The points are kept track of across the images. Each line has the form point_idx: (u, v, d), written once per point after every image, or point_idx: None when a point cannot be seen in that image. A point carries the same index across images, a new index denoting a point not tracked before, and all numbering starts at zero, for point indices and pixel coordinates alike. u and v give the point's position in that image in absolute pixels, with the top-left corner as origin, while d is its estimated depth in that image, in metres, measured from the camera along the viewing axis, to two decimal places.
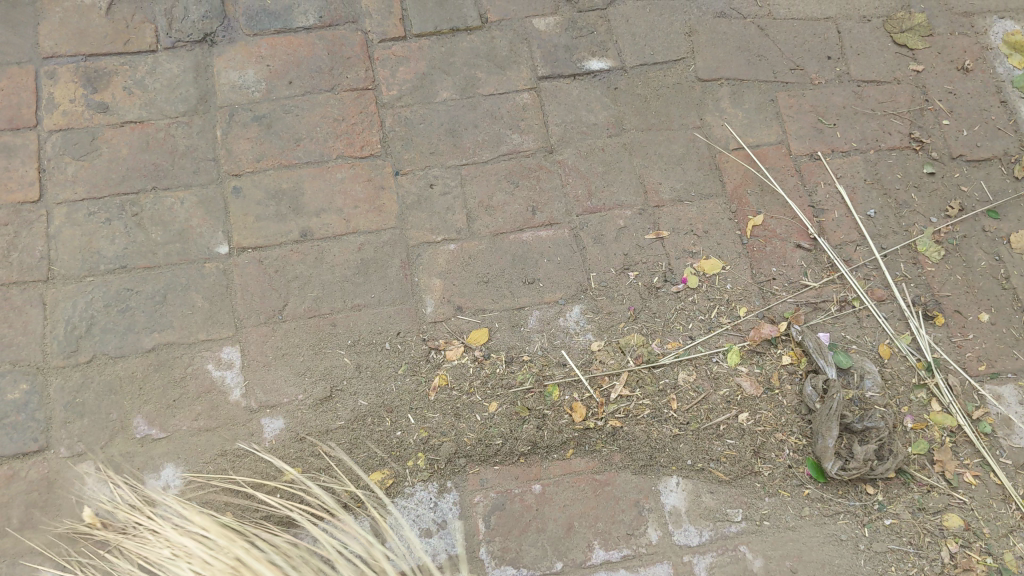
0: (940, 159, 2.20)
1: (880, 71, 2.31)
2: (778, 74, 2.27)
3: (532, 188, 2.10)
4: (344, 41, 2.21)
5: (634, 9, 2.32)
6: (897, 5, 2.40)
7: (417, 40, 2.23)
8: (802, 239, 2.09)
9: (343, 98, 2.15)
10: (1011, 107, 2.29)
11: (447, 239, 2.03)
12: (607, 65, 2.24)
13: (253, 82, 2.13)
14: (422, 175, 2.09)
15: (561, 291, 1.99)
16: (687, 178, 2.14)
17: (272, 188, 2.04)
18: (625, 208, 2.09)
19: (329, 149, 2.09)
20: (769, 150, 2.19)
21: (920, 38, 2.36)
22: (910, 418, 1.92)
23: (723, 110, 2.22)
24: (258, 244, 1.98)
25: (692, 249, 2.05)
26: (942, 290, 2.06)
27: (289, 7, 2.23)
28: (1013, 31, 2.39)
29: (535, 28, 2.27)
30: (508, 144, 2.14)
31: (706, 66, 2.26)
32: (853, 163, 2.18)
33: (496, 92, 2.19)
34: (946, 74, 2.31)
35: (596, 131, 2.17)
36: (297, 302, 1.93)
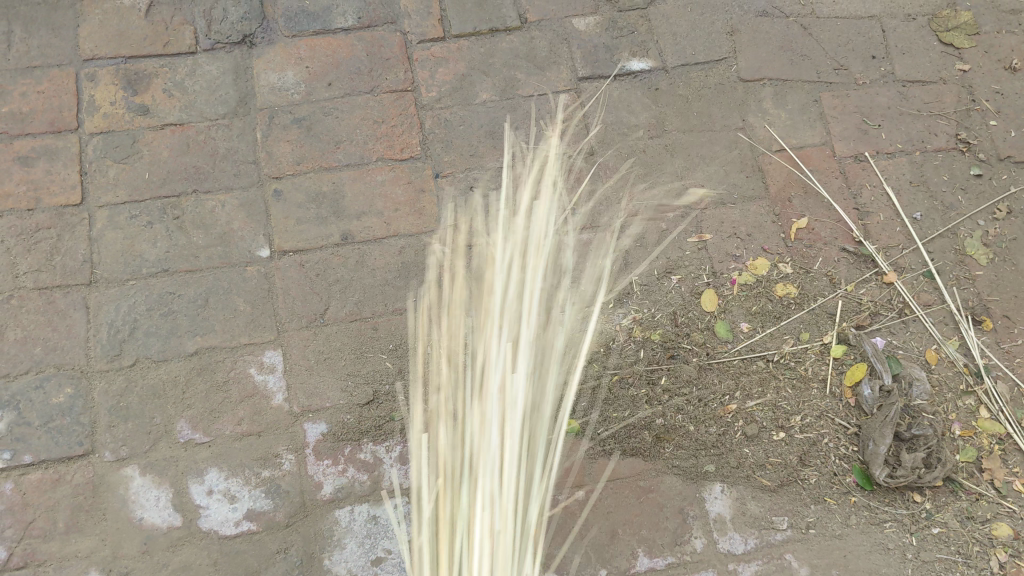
0: (987, 161, 2.17)
1: (925, 70, 2.27)
2: (822, 74, 2.24)
3: (572, 190, 2.08)
4: (383, 42, 2.20)
5: (675, 8, 2.29)
6: (941, 4, 2.36)
7: (455, 41, 2.21)
8: (847, 242, 2.06)
9: (382, 99, 2.14)
10: None
11: (488, 242, 2.01)
12: (648, 66, 2.22)
13: (292, 83, 2.13)
14: (463, 177, 2.07)
15: (603, 295, 1.97)
16: (730, 180, 2.11)
17: (312, 190, 2.03)
18: (667, 211, 2.07)
19: (369, 151, 2.08)
20: (813, 152, 2.16)
21: (966, 36, 2.32)
22: (958, 424, 1.87)
23: (765, 111, 2.19)
24: (299, 247, 1.97)
25: (737, 252, 2.03)
26: (990, 294, 2.02)
27: (328, 8, 2.22)
28: None
29: (575, 28, 2.25)
30: (549, 146, 2.12)
31: (748, 66, 2.23)
32: (898, 164, 2.15)
33: (536, 94, 2.17)
34: (993, 74, 2.27)
35: (638, 132, 2.15)
36: (339, 306, 1.92)
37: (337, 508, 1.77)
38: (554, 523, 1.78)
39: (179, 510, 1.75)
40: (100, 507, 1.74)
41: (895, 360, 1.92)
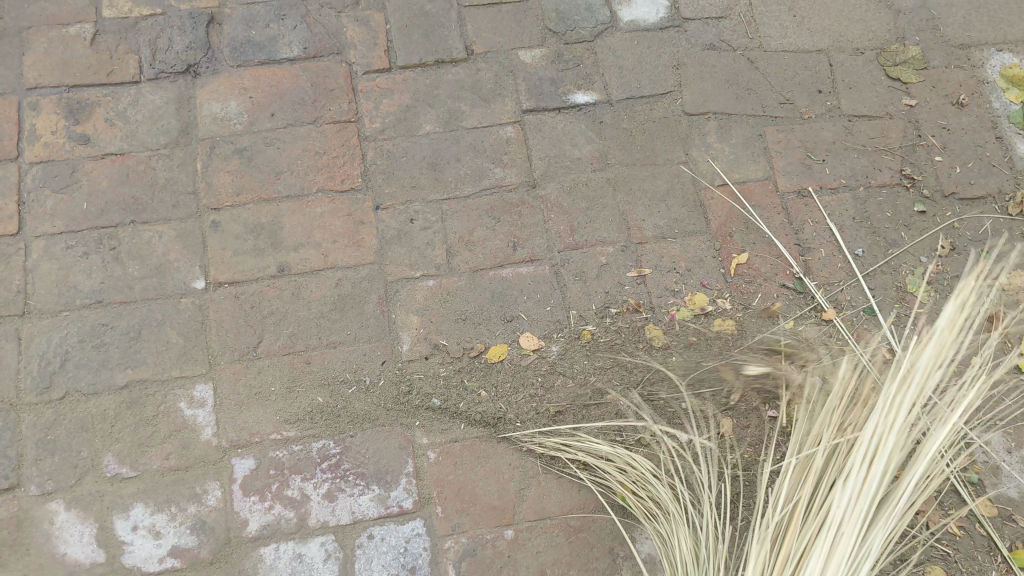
0: (932, 197, 2.17)
1: (872, 105, 2.27)
2: (767, 108, 2.25)
3: (512, 224, 2.07)
4: (327, 73, 2.20)
5: (622, 41, 2.30)
6: (890, 38, 2.38)
7: (401, 72, 2.21)
8: (787, 278, 2.06)
9: (324, 130, 2.13)
10: (1007, 143, 2.25)
11: (426, 275, 2.01)
12: (594, 98, 2.22)
13: (235, 114, 2.13)
14: (403, 209, 2.07)
15: (540, 331, 1.96)
16: (671, 215, 2.11)
17: (250, 222, 2.02)
18: (608, 245, 2.07)
19: (309, 183, 2.07)
20: (755, 187, 2.16)
21: (914, 71, 2.33)
22: (893, 466, 1.88)
23: (709, 145, 2.20)
24: (234, 279, 1.96)
25: (675, 287, 2.03)
26: (930, 333, 2.02)
27: (274, 38, 2.22)
28: (1011, 64, 2.36)
29: (521, 60, 2.25)
30: (491, 178, 2.12)
31: (693, 100, 2.24)
32: (841, 201, 2.16)
33: (480, 125, 2.17)
34: (941, 109, 2.28)
35: (581, 166, 2.15)
36: (272, 339, 1.91)
37: (263, 545, 1.76)
38: (482, 563, 1.78)
39: (103, 546, 1.74)
40: (23, 543, 1.73)
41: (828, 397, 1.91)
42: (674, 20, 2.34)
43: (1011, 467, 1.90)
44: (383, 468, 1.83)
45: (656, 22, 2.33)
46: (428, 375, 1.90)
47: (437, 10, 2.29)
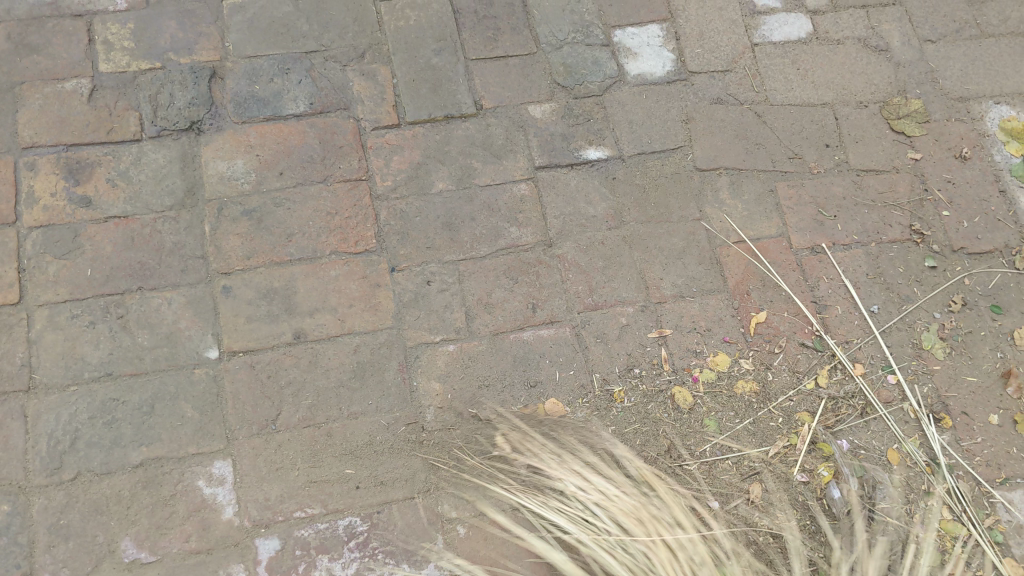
0: (941, 252, 2.21)
1: (879, 159, 2.30)
2: (777, 163, 2.26)
3: (531, 284, 2.04)
4: (335, 129, 2.14)
5: (630, 95, 2.29)
6: (893, 90, 2.41)
7: (410, 128, 2.17)
8: (806, 337, 2.08)
9: (335, 190, 2.08)
10: (1010, 197, 2.31)
11: (446, 339, 1.96)
12: (605, 154, 2.20)
13: (242, 173, 2.06)
14: (419, 271, 2.02)
15: (564, 395, 1.94)
16: (688, 274, 2.10)
17: (263, 286, 1.96)
18: (627, 305, 2.05)
19: (322, 245, 2.02)
20: (769, 244, 2.17)
21: (917, 124, 2.37)
22: (921, 526, 1.88)
23: (722, 201, 2.20)
24: (248, 348, 1.90)
25: (698, 347, 2.02)
26: (948, 389, 2.05)
27: (279, 92, 2.16)
28: (1008, 117, 2.42)
29: (531, 115, 2.23)
30: (506, 238, 2.08)
31: (704, 155, 2.24)
32: (854, 256, 2.18)
33: (493, 183, 2.14)
34: (945, 162, 2.33)
35: (596, 224, 2.12)
36: (291, 412, 1.85)
37: None
38: None
39: None
40: None
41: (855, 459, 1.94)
42: (681, 74, 2.34)
43: None
44: (410, 545, 1.78)
45: (663, 76, 2.33)
46: (459, 444, 1.87)
47: (444, 63, 2.26)
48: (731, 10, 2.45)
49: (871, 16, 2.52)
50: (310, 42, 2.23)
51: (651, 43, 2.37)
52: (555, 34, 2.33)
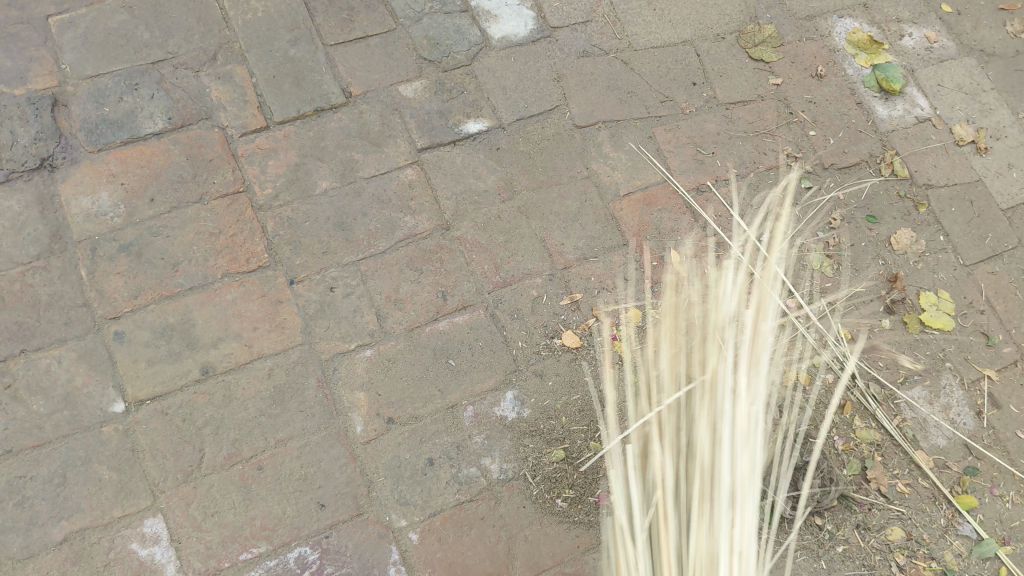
0: (814, 172, 2.26)
1: (744, 90, 2.34)
2: (650, 109, 2.27)
3: (436, 272, 2.01)
4: (201, 141, 2.02)
5: (498, 61, 2.24)
6: (746, 19, 2.44)
7: (281, 128, 2.07)
8: (707, 277, 2.11)
9: (214, 208, 1.96)
10: (868, 107, 2.37)
11: (361, 345, 1.90)
12: (485, 126, 2.17)
13: (109, 206, 1.92)
14: (320, 279, 1.95)
15: (490, 380, 1.92)
16: (587, 234, 2.11)
17: (157, 325, 1.85)
18: (533, 277, 2.04)
19: (212, 269, 1.91)
20: (657, 191, 2.19)
21: (773, 49, 2.41)
22: (839, 440, 1.97)
23: (606, 155, 2.20)
24: (155, 394, 1.80)
25: (608, 306, 2.04)
26: (842, 304, 2.13)
27: (133, 111, 2.01)
28: (854, 29, 2.48)
29: (403, 96, 2.16)
30: (402, 228, 2.03)
31: (581, 112, 2.23)
32: (737, 190, 2.22)
33: (378, 173, 2.07)
34: (804, 83, 2.37)
35: (488, 198, 2.10)
36: (216, 451, 1.77)
37: None
38: None
39: None
40: None
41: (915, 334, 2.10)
42: (544, 31, 2.31)
43: (937, 419, 2.04)
44: (368, 561, 1.73)
45: (526, 35, 2.30)
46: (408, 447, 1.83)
47: (302, 53, 2.15)
48: None
49: None
50: (155, 51, 2.08)
51: (508, 3, 2.33)
52: (412, 7, 2.26)
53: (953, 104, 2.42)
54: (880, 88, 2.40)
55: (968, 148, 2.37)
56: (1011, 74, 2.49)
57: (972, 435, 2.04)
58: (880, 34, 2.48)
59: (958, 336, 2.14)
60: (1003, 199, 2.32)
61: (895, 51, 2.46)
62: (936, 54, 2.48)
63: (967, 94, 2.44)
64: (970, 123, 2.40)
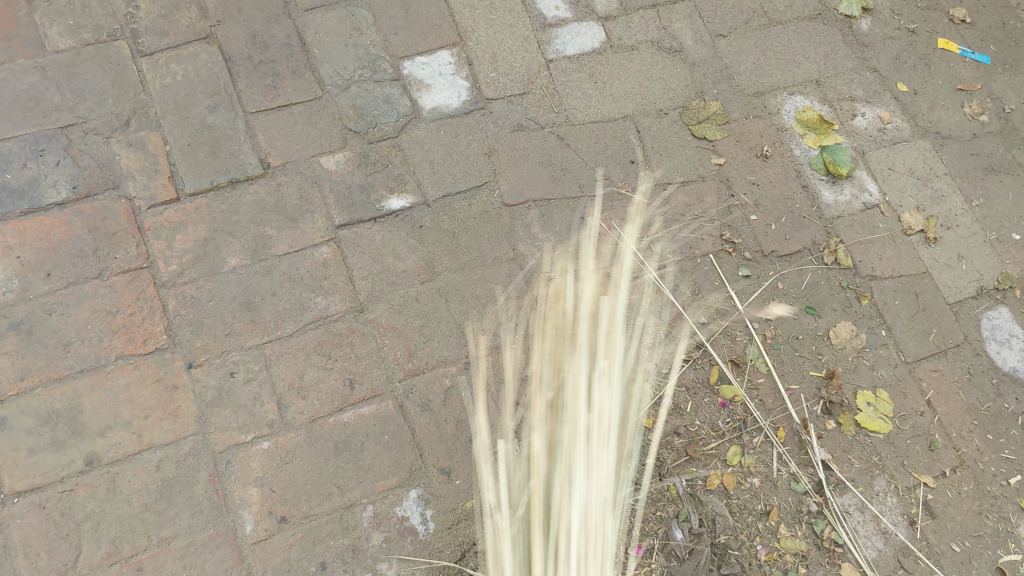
0: (753, 259, 2.17)
1: (684, 170, 2.26)
2: (585, 188, 2.19)
3: (346, 358, 1.91)
4: (106, 213, 1.94)
5: (427, 133, 2.18)
6: (691, 94, 2.37)
7: (191, 200, 1.99)
8: (633, 369, 2.00)
9: (114, 284, 1.89)
10: (813, 191, 2.29)
11: (258, 436, 1.81)
12: (409, 202, 2.09)
13: (2, 280, 1.84)
14: (220, 362, 1.86)
15: (395, 477, 1.83)
16: (509, 320, 2.01)
17: (43, 410, 1.77)
18: (449, 365, 1.95)
19: (106, 350, 1.83)
20: (586, 275, 2.10)
21: (717, 127, 2.33)
22: (762, 548, 1.82)
23: (534, 235, 2.11)
24: (35, 485, 1.71)
25: (525, 399, 1.94)
26: (774, 402, 2.01)
27: (36, 179, 1.94)
28: (804, 107, 2.40)
29: (324, 168, 2.09)
30: (313, 309, 1.94)
31: (511, 189, 2.15)
32: (670, 276, 2.13)
33: (291, 250, 1.99)
34: (748, 164, 2.29)
35: (407, 279, 2.01)
36: (93, 549, 1.68)
37: None
38: None
39: None
40: None
41: (884, 422, 2.02)
42: (478, 102, 2.26)
43: (868, 529, 1.90)
44: None
45: (460, 106, 2.24)
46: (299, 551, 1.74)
47: (220, 121, 2.09)
48: (521, 27, 2.40)
49: (661, 17, 2.49)
50: (65, 114, 2.01)
51: (442, 72, 2.28)
52: (341, 74, 2.22)
53: (903, 189, 2.34)
54: (827, 171, 2.32)
55: (916, 237, 2.28)
56: (966, 158, 2.41)
57: (929, 510, 1.95)
58: (831, 113, 2.41)
59: (897, 440, 2.01)
60: (950, 292, 2.23)
61: (845, 131, 2.39)
62: (889, 135, 2.41)
63: (919, 179, 2.36)
64: (920, 210, 2.32)
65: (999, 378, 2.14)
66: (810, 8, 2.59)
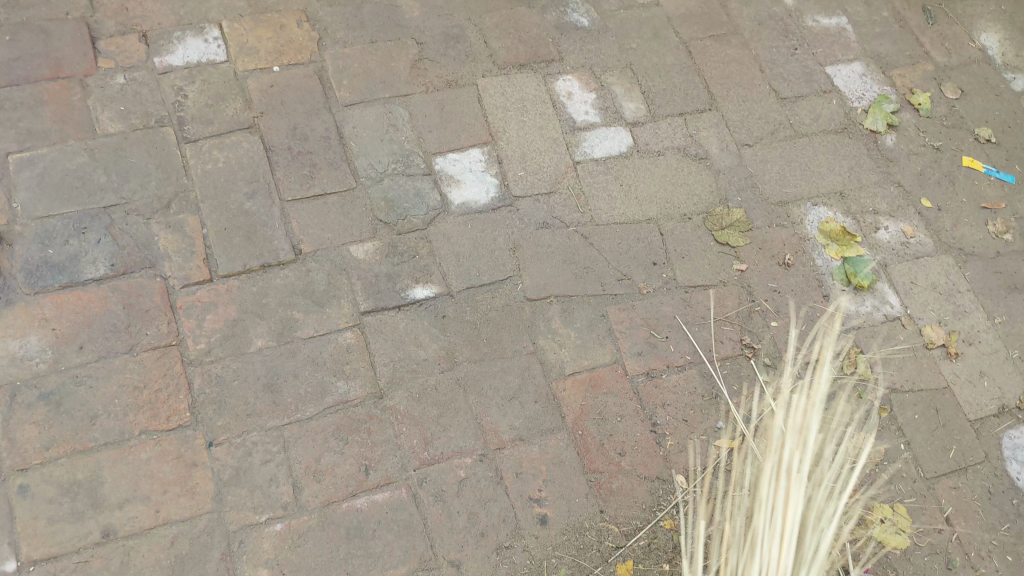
0: (773, 365, 2.18)
1: (706, 274, 2.29)
2: (607, 286, 2.23)
3: (363, 443, 1.93)
4: (141, 290, 2.01)
5: (455, 227, 2.25)
6: (715, 200, 2.43)
7: (223, 281, 2.06)
8: (648, 471, 2.00)
9: (142, 360, 1.93)
10: (834, 301, 2.31)
11: (271, 517, 1.82)
12: (433, 292, 2.14)
13: (37, 351, 1.90)
14: (239, 442, 1.88)
15: (405, 566, 1.81)
16: (526, 414, 2.02)
17: (65, 481, 1.79)
18: (464, 455, 1.95)
19: (130, 424, 1.86)
20: (605, 372, 2.11)
21: (740, 233, 2.37)
22: None
23: (555, 331, 2.14)
24: (50, 554, 1.72)
25: (539, 495, 1.93)
26: None
27: (76, 256, 2.02)
28: (827, 217, 2.44)
29: (352, 257, 2.15)
30: (333, 394, 1.97)
31: (534, 284, 2.20)
32: (689, 378, 2.14)
33: (316, 334, 2.03)
34: (769, 271, 2.32)
35: (427, 368, 2.04)
36: None
37: None
38: None
39: None
40: None
41: (903, 535, 1.99)
42: (506, 199, 2.32)
43: None
44: None
45: (487, 202, 2.31)
46: None
47: (257, 207, 2.17)
48: (551, 129, 2.48)
49: (688, 125, 2.56)
50: (109, 195, 2.10)
51: (473, 169, 2.36)
52: (375, 167, 2.30)
53: (925, 303, 2.35)
54: (849, 282, 2.34)
55: (938, 351, 2.28)
56: (989, 275, 2.43)
57: None
58: (854, 225, 2.44)
59: (915, 557, 1.98)
60: (970, 409, 2.21)
61: (868, 243, 2.42)
62: (911, 249, 2.43)
63: (941, 294, 2.37)
64: (942, 325, 2.32)
65: (1018, 498, 2.11)
66: (836, 122, 2.65)
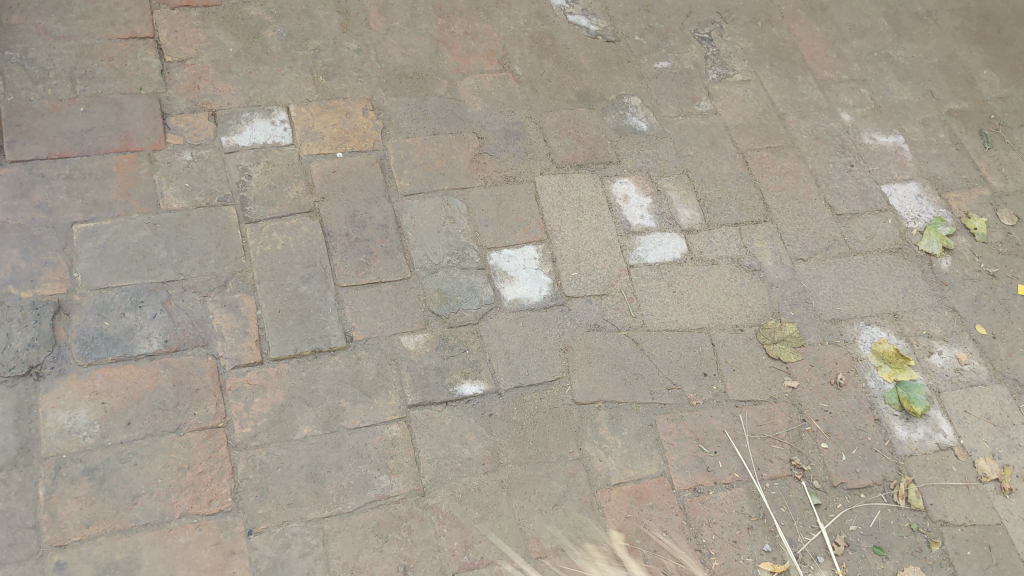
0: (822, 487, 2.13)
1: (756, 388, 2.26)
2: (655, 394, 2.20)
3: (402, 542, 1.88)
4: (192, 368, 2.01)
5: (506, 324, 2.24)
6: (768, 313, 2.41)
7: (274, 364, 2.05)
8: None
9: (188, 440, 1.92)
10: (886, 425, 2.27)
11: None
12: (481, 388, 2.12)
13: (85, 424, 1.89)
14: (279, 532, 1.85)
15: None
16: (569, 522, 1.97)
17: (102, 560, 1.76)
18: (503, 562, 1.89)
19: (171, 506, 1.84)
20: (650, 484, 2.07)
21: (792, 348, 2.35)
22: None
23: (601, 437, 2.11)
24: None
25: None
26: None
27: (131, 329, 2.02)
28: (880, 338, 2.42)
29: (403, 347, 2.15)
30: (376, 488, 1.94)
31: (583, 387, 2.17)
32: (736, 496, 2.09)
33: (362, 425, 2.01)
34: (821, 390, 2.29)
35: (471, 467, 2.01)
36: None
37: None
38: None
39: None
40: None
41: None
42: (558, 298, 2.32)
43: None
44: None
45: (540, 300, 2.30)
46: None
47: (312, 291, 2.18)
48: (606, 231, 2.48)
49: (742, 236, 2.56)
50: (168, 270, 2.12)
51: (527, 266, 2.36)
52: (430, 258, 2.30)
53: (978, 434, 2.30)
54: (901, 406, 2.30)
55: (991, 485, 2.21)
56: None
57: None
58: (907, 347, 2.42)
59: None
60: None
61: (921, 368, 2.38)
62: (965, 377, 2.39)
63: (995, 425, 2.32)
64: (996, 458, 2.26)
65: None
66: (891, 241, 2.64)
